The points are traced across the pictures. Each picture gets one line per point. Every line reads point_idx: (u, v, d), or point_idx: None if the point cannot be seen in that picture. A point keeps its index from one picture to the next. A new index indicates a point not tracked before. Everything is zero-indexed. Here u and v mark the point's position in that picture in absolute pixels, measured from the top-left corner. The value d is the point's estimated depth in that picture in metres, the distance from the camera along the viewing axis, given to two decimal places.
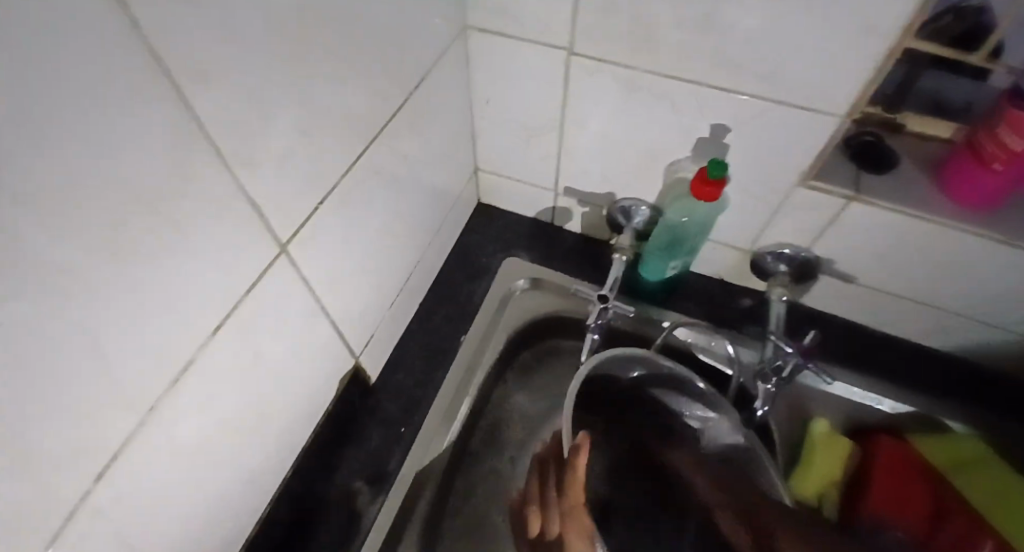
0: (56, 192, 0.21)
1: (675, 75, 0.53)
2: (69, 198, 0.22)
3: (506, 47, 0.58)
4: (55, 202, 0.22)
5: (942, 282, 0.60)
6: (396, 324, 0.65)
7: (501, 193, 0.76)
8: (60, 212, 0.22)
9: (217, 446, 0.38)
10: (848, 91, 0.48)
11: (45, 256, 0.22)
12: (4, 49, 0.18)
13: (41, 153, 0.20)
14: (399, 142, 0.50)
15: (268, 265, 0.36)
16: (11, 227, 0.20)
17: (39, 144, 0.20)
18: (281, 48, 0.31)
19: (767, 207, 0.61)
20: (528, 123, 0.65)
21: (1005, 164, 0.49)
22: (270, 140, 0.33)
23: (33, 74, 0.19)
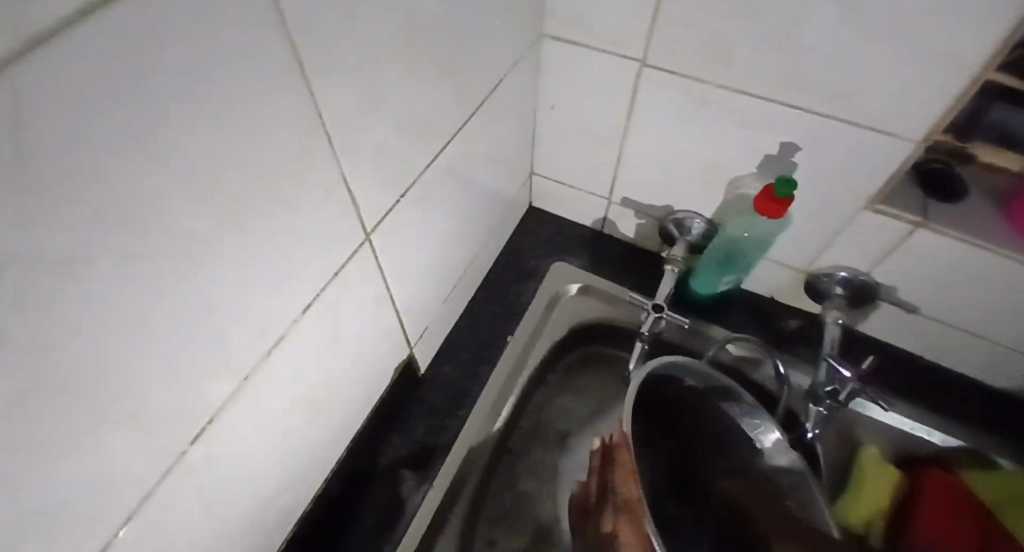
0: (202, 171, 0.26)
1: (746, 92, 0.54)
2: (209, 178, 0.27)
3: (579, 57, 0.60)
4: (200, 180, 0.26)
5: (1006, 316, 0.59)
6: (452, 312, 0.69)
7: (558, 197, 0.80)
8: (204, 189, 0.27)
9: (296, 409, 0.43)
10: (926, 117, 0.48)
11: (186, 227, 0.27)
12: (180, 57, 0.23)
13: (193, 140, 0.25)
14: (470, 142, 0.54)
15: (353, 251, 0.41)
16: (165, 201, 0.25)
17: (194, 132, 0.25)
18: (386, 54, 0.36)
19: (830, 228, 0.61)
20: (595, 129, 0.67)
21: None
22: (366, 141, 0.37)
23: (200, 78, 0.24)
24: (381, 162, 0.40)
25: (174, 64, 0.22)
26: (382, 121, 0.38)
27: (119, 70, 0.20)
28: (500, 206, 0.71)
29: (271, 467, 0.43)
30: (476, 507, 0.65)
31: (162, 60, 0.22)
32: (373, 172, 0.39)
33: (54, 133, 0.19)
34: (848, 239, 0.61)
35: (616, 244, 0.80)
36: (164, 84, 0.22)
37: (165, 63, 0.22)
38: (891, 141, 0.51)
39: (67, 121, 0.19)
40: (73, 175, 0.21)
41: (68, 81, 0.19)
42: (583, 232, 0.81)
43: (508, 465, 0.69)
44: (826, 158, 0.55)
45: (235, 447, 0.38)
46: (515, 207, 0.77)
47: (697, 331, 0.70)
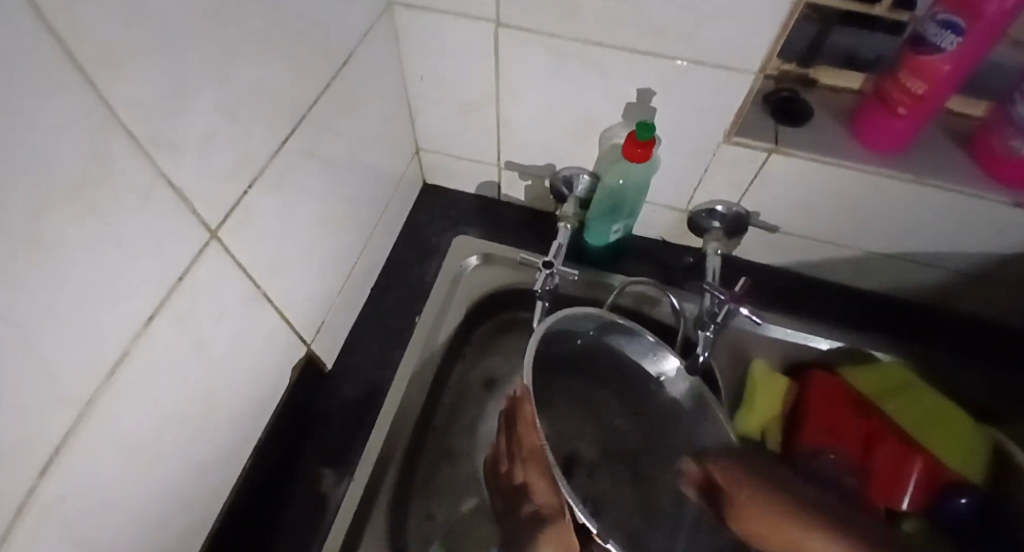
0: None
1: (599, 42, 0.55)
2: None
3: (435, 22, 0.59)
4: None
5: (861, 224, 0.65)
6: (352, 300, 0.68)
7: (446, 170, 0.79)
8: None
9: (172, 425, 0.41)
10: (759, 47, 0.51)
11: None
12: None
13: None
14: (330, 123, 0.52)
15: (200, 250, 0.39)
16: None
17: None
18: (196, 35, 0.34)
19: (698, 165, 0.64)
20: (467, 96, 0.66)
21: (909, 109, 0.56)
22: (190, 133, 0.35)
23: None
24: (214, 152, 0.38)
25: None
26: (207, 110, 0.36)
27: None
28: (386, 186, 0.70)
29: (154, 488, 0.41)
30: (404, 487, 0.65)
31: None
32: (206, 165, 0.37)
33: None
34: (716, 174, 0.64)
35: (512, 209, 0.81)
36: None
37: None
38: (735, 74, 0.54)
39: None
40: None
41: None
42: (477, 202, 0.81)
43: (432, 441, 0.70)
44: (683, 98, 0.57)
45: (103, 474, 0.35)
46: (404, 186, 0.76)
47: (598, 282, 0.73)
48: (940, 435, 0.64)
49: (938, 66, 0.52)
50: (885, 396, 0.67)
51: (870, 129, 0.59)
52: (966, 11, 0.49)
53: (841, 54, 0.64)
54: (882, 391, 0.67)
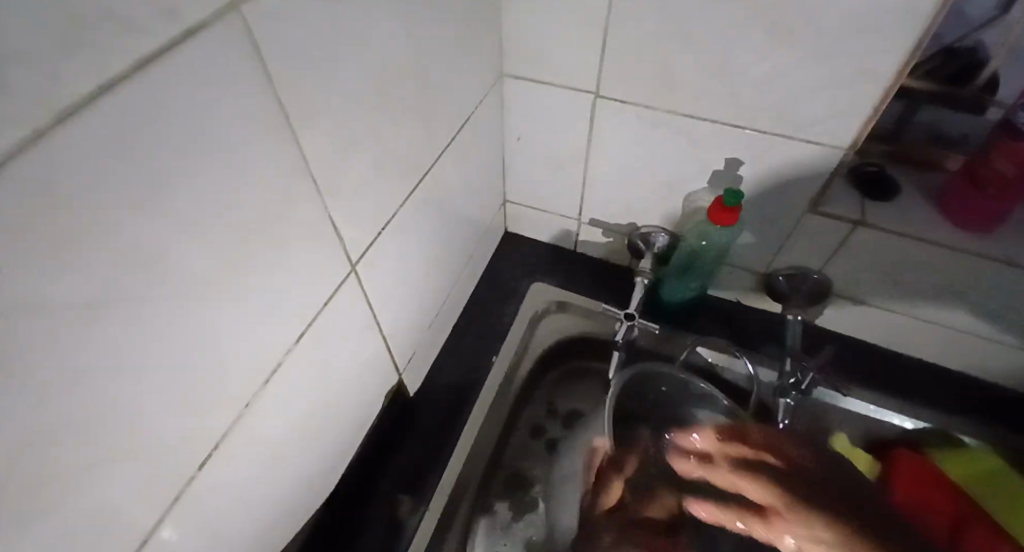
0: (205, 220, 0.30)
1: (691, 115, 0.59)
2: (212, 221, 0.30)
3: (540, 91, 0.65)
4: (206, 223, 0.30)
5: (950, 303, 0.65)
6: (437, 337, 0.72)
7: (529, 222, 0.84)
8: (208, 229, 0.30)
9: (292, 434, 0.45)
10: (848, 126, 0.54)
11: (192, 266, 0.30)
12: (188, 123, 0.27)
13: (200, 187, 0.29)
14: (444, 176, 0.58)
15: (341, 280, 0.44)
16: (172, 242, 0.28)
17: (200, 179, 0.29)
18: (361, 104, 0.40)
19: (781, 232, 0.66)
20: (560, 157, 0.72)
21: (998, 187, 0.58)
22: (348, 181, 0.41)
23: (206, 128, 0.28)
24: (361, 197, 0.44)
25: (190, 121, 0.27)
26: (360, 161, 0.42)
27: (148, 129, 0.25)
28: (477, 234, 0.76)
29: (270, 490, 0.45)
30: (471, 522, 0.67)
31: (179, 115, 0.26)
32: (353, 208, 0.43)
33: (97, 190, 0.23)
34: (799, 240, 0.66)
35: (589, 262, 0.84)
36: (178, 140, 0.27)
37: (170, 128, 0.26)
38: (824, 150, 0.57)
39: (114, 170, 0.24)
40: (118, 225, 0.25)
41: (104, 141, 0.23)
42: (556, 252, 0.86)
43: (499, 480, 0.72)
44: (769, 169, 0.61)
45: (238, 472, 0.40)
46: (490, 234, 0.82)
47: (670, 337, 0.74)
48: None
49: None
50: (985, 487, 0.63)
51: (958, 204, 0.60)
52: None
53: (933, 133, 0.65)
54: (981, 479, 0.63)
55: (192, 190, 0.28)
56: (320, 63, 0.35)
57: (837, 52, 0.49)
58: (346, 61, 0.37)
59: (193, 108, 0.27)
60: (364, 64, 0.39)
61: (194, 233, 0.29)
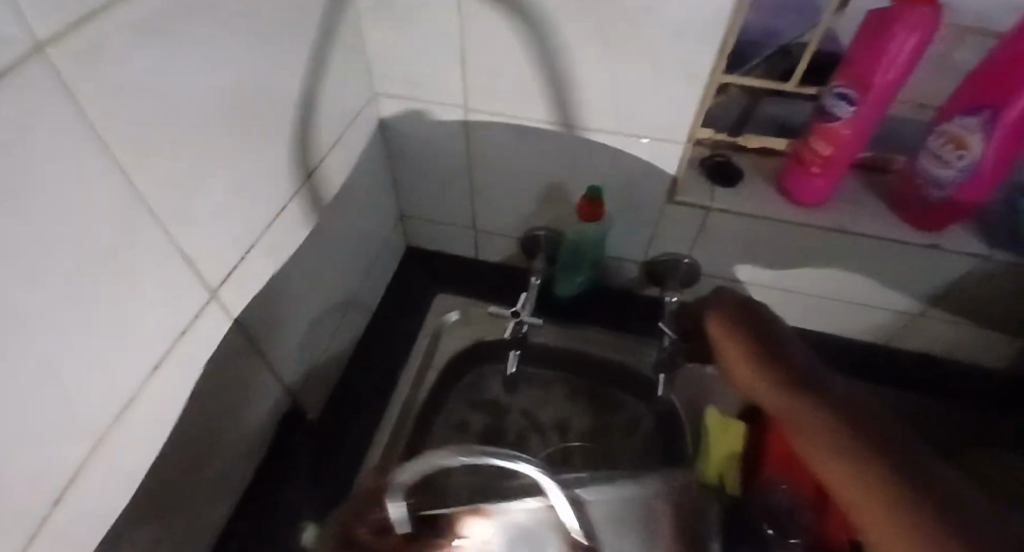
0: (30, 256, 0.30)
1: (551, 122, 0.64)
2: (39, 257, 0.31)
3: (415, 109, 0.68)
4: (32, 259, 0.30)
5: (800, 271, 0.72)
6: (337, 354, 0.74)
7: (428, 235, 0.88)
8: (35, 264, 0.31)
9: (165, 460, 0.46)
10: (684, 122, 0.60)
11: (21, 304, 0.30)
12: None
13: (22, 223, 0.29)
14: (319, 197, 0.60)
15: (203, 305, 0.45)
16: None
17: (22, 217, 0.29)
18: (208, 131, 0.42)
19: (649, 223, 0.73)
20: (444, 170, 0.76)
21: (820, 168, 0.62)
22: (200, 206, 0.43)
23: (23, 166, 0.29)
24: (219, 224, 0.45)
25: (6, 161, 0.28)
26: (212, 187, 0.43)
27: None
28: (371, 250, 0.78)
29: (143, 519, 0.45)
30: None
31: None
32: (210, 235, 0.45)
33: None
34: (667, 228, 0.72)
35: (490, 268, 0.89)
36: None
37: None
38: (668, 146, 0.63)
39: None
40: None
41: None
42: (456, 261, 0.89)
43: None
44: (624, 167, 0.67)
45: (101, 504, 0.40)
46: (389, 250, 0.84)
47: (565, 332, 0.79)
48: None
49: (838, 131, 0.58)
50: None
51: (793, 184, 0.65)
52: (858, 86, 0.55)
53: (779, 124, 0.71)
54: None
55: (13, 228, 0.29)
56: (149, 95, 0.36)
57: (665, 57, 0.55)
58: (185, 94, 0.39)
59: (5, 151, 0.27)
60: (208, 96, 0.41)
61: (22, 269, 0.30)
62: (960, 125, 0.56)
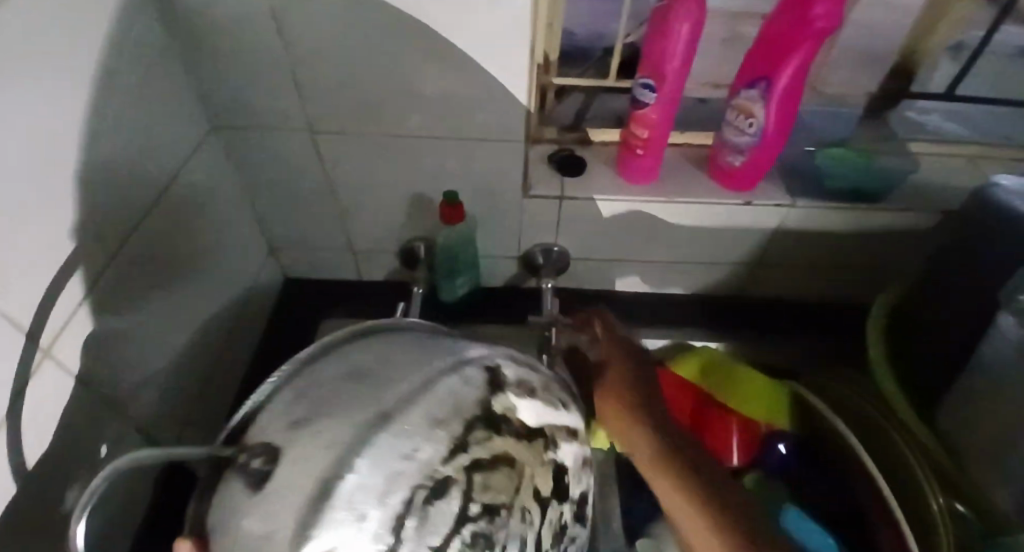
0: None
1: (400, 135, 0.67)
2: None
3: (261, 138, 0.68)
4: None
5: (651, 243, 0.81)
6: (211, 397, 0.71)
7: (303, 263, 0.87)
8: None
9: (17, 542, 0.42)
10: (519, 122, 0.65)
11: None
12: None
13: None
14: (160, 238, 0.59)
15: (33, 365, 0.42)
16: None
17: None
18: (28, 176, 0.39)
19: (513, 218, 0.77)
20: (306, 196, 0.76)
21: (644, 149, 0.70)
22: (21, 258, 0.40)
23: None
24: (47, 276, 0.43)
25: None
26: (34, 237, 0.41)
27: None
28: (237, 286, 0.76)
29: None
30: None
31: None
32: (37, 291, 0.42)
33: None
34: (529, 220, 0.78)
35: (374, 286, 0.89)
36: None
37: None
38: (511, 144, 0.68)
39: None
40: None
41: None
42: (333, 284, 0.89)
43: None
44: (475, 169, 0.71)
45: None
46: (262, 284, 0.83)
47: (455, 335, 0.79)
48: (760, 402, 0.72)
49: (649, 116, 0.66)
50: (718, 385, 0.74)
51: (626, 167, 0.73)
52: (655, 76, 0.63)
53: (612, 114, 0.79)
54: (710, 375, 0.76)
55: None
56: None
57: (495, 63, 0.59)
58: (0, 142, 0.36)
59: None
60: (33, 135, 0.40)
61: None
62: (747, 98, 0.66)
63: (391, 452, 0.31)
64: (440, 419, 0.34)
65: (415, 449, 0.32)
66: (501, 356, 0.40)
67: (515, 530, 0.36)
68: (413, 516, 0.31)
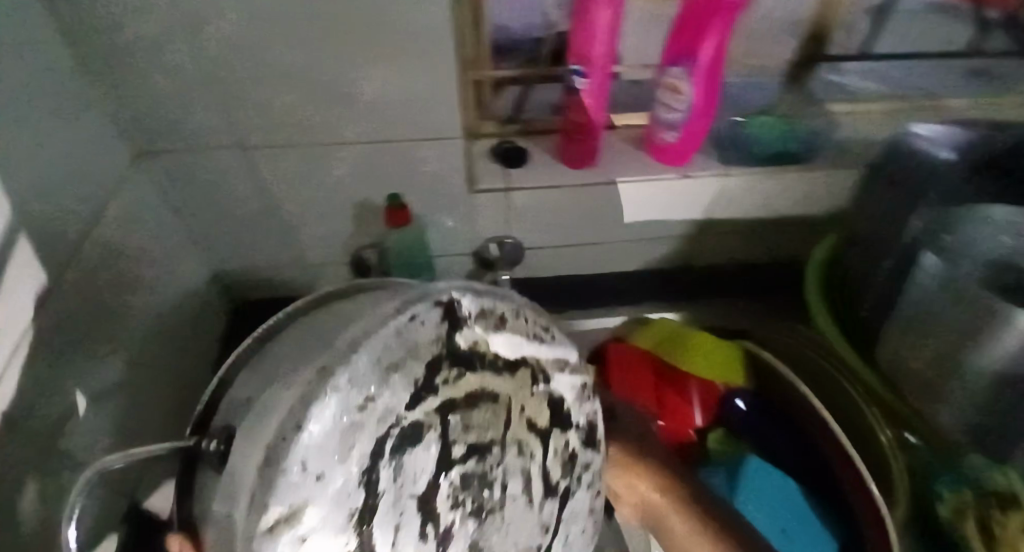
0: None
1: (334, 141, 0.66)
2: None
3: (190, 157, 0.67)
4: None
5: (600, 225, 0.82)
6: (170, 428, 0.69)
7: (250, 285, 0.85)
8: None
9: None
10: (454, 116, 0.65)
11: None
12: None
13: None
14: (97, 268, 0.56)
15: None
16: None
17: None
18: None
19: (462, 215, 0.78)
20: (244, 214, 0.74)
21: (582, 134, 0.72)
22: None
23: None
24: None
25: None
26: None
27: None
28: (181, 315, 0.73)
29: None
30: None
31: None
32: None
33: None
34: (477, 215, 0.78)
35: None
36: None
37: None
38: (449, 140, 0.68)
39: None
40: None
41: None
42: (285, 304, 0.87)
43: None
44: (418, 169, 0.71)
45: None
46: (209, 309, 0.81)
47: None
48: (715, 365, 0.75)
49: (584, 100, 0.69)
50: (674, 351, 0.77)
51: (566, 154, 0.74)
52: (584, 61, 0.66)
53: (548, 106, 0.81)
54: (666, 345, 0.78)
55: None
56: None
57: (424, 61, 0.60)
58: None
59: None
60: None
61: None
62: (672, 76, 0.69)
63: (342, 404, 0.31)
64: (394, 363, 0.33)
65: (373, 397, 0.32)
66: (456, 286, 0.38)
67: (514, 463, 0.40)
68: (388, 461, 0.33)
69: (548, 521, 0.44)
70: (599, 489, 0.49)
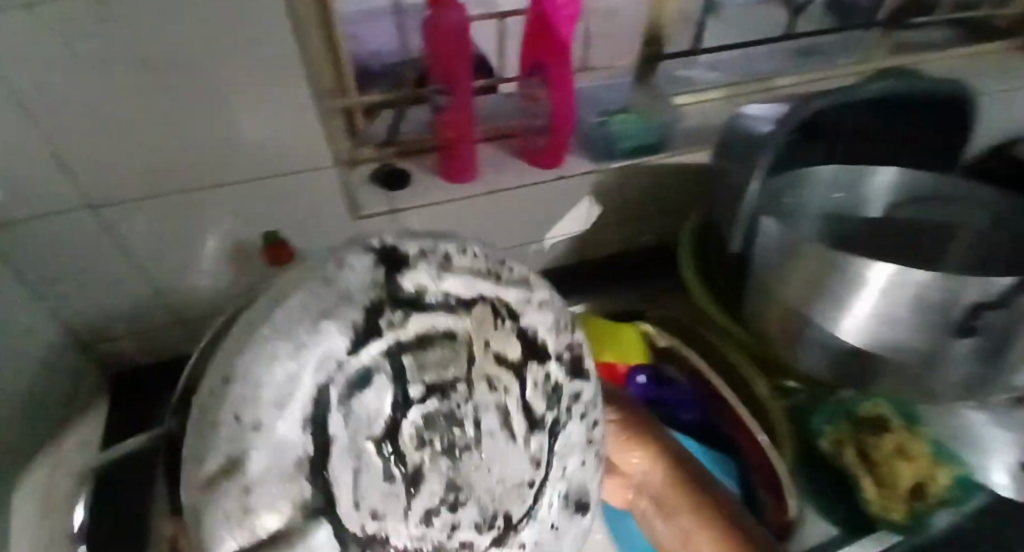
0: None
1: (193, 189, 0.64)
2: None
3: (31, 230, 0.62)
4: None
5: (492, 234, 0.85)
6: None
7: (131, 348, 0.80)
8: None
9: None
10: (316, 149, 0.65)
11: None
12: None
13: None
14: None
15: None
16: None
17: None
18: None
19: None
20: (108, 278, 0.70)
21: (458, 148, 0.75)
22: None
23: None
24: None
25: None
26: None
27: None
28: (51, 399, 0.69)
29: None
30: None
31: None
32: None
33: None
34: None
35: None
36: None
37: None
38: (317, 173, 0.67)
39: None
40: None
41: None
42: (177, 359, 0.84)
43: None
44: (295, 206, 0.70)
45: None
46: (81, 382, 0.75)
47: None
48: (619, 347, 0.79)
49: (454, 116, 0.73)
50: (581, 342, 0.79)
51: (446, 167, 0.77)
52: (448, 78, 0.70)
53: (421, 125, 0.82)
54: (597, 340, 0.79)
55: None
56: None
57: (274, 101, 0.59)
58: None
59: None
60: None
61: None
62: None
63: (275, 349, 0.31)
64: (324, 311, 0.33)
65: (307, 343, 0.31)
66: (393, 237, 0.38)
67: (484, 397, 0.40)
68: (338, 407, 0.33)
69: (537, 454, 0.44)
70: (592, 420, 0.49)
